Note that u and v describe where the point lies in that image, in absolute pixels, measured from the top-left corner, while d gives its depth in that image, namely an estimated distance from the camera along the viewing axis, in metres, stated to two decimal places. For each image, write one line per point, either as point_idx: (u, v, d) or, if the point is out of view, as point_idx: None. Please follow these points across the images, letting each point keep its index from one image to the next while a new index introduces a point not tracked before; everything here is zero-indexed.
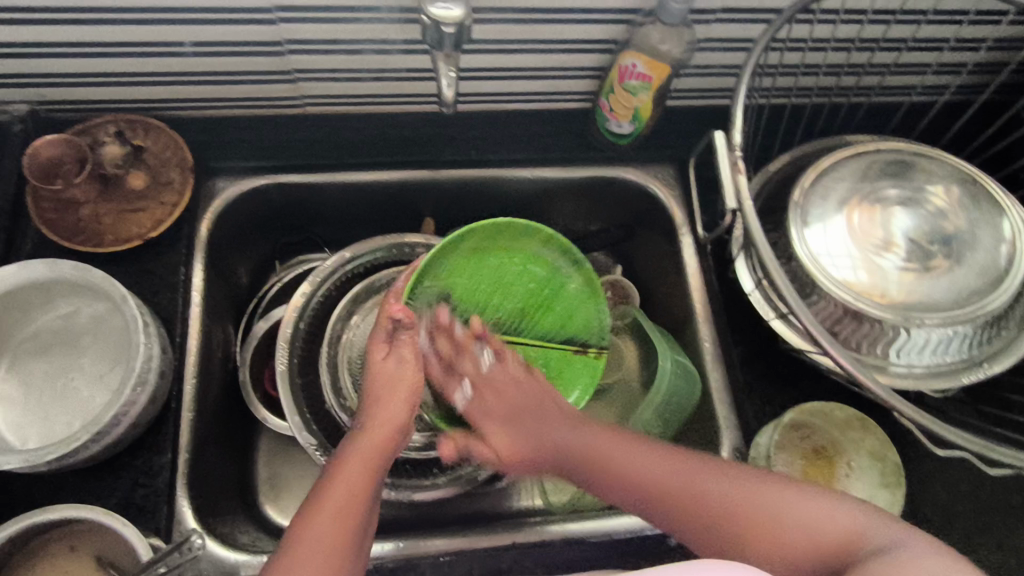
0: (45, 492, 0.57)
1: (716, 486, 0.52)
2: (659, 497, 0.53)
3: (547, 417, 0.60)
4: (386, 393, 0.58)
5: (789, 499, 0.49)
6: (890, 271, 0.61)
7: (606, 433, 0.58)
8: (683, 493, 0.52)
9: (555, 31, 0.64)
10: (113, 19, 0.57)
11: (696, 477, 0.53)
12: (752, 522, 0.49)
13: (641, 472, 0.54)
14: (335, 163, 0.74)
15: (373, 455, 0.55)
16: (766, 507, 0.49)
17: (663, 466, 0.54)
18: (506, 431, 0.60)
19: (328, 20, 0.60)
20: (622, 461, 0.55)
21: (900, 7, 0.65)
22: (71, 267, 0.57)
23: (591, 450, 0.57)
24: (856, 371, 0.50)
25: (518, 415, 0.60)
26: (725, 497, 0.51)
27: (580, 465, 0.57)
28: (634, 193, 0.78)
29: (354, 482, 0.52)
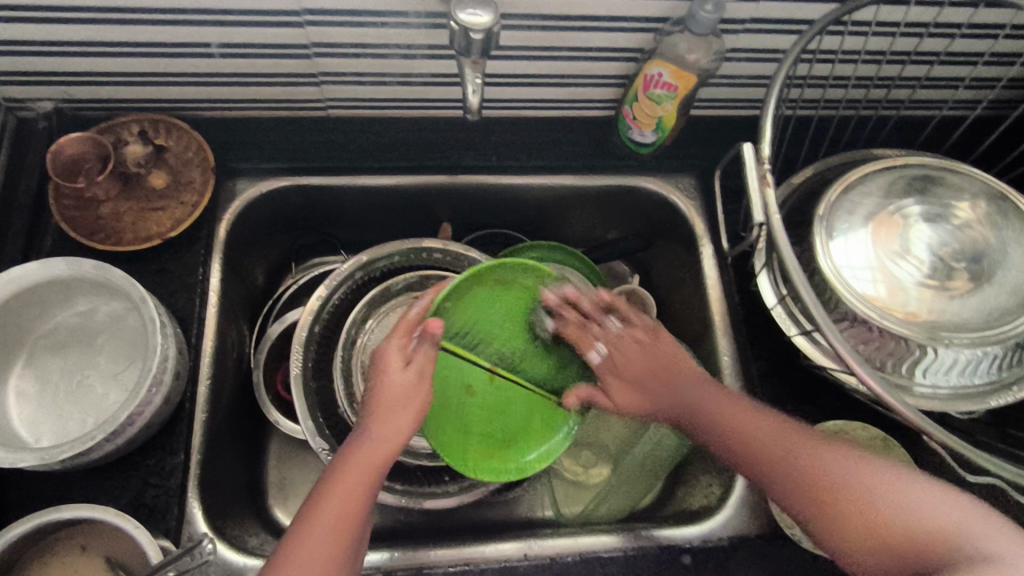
0: (57, 489, 0.57)
1: (821, 459, 0.52)
2: (745, 453, 0.56)
3: (681, 386, 0.62)
4: (392, 404, 0.54)
5: (879, 481, 0.49)
6: (918, 289, 0.60)
7: (724, 399, 0.59)
8: (784, 464, 0.53)
9: (581, 38, 0.63)
10: (141, 19, 0.58)
11: (803, 449, 0.53)
12: (835, 498, 0.50)
13: (748, 435, 0.56)
14: (356, 166, 0.73)
15: (371, 468, 0.53)
16: (853, 483, 0.50)
17: (758, 431, 0.56)
18: (643, 380, 0.64)
19: (355, 25, 0.60)
20: (736, 424, 0.57)
21: (934, 19, 0.63)
22: (91, 266, 0.57)
23: (708, 413, 0.59)
24: (883, 391, 0.49)
25: (651, 376, 0.64)
26: (830, 476, 0.51)
27: (703, 422, 0.60)
28: (654, 203, 0.77)
29: (352, 486, 0.52)
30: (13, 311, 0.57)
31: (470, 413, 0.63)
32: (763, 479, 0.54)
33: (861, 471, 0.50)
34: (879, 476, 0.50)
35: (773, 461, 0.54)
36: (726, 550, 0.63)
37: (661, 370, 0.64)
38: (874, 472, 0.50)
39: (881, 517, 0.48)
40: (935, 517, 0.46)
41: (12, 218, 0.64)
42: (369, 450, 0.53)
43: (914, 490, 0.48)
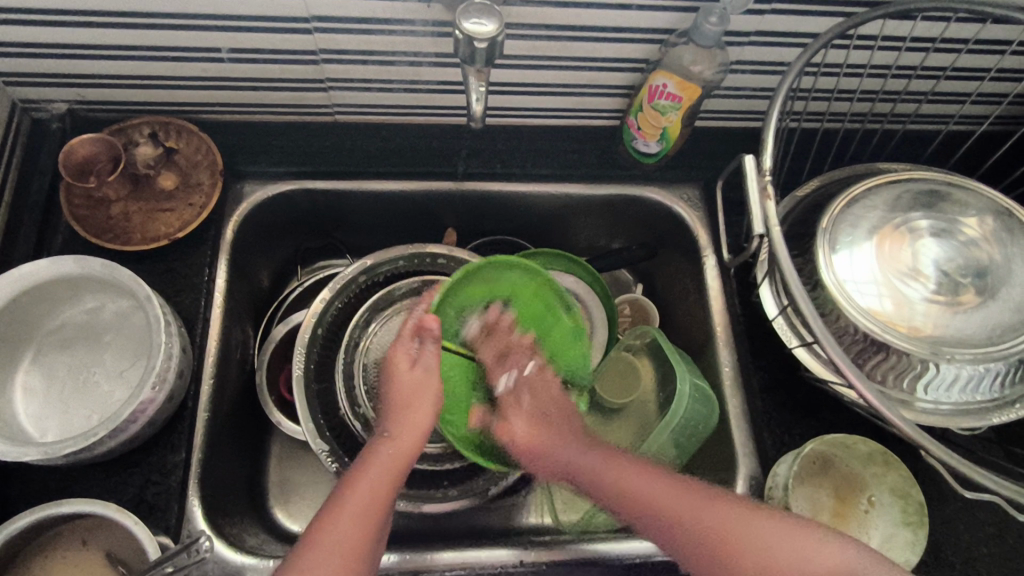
0: (61, 484, 0.57)
1: (699, 513, 0.57)
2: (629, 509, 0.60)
3: (564, 432, 0.66)
4: (413, 402, 0.59)
5: (784, 542, 0.55)
6: (920, 304, 0.60)
7: (611, 460, 0.63)
8: (707, 540, 0.56)
9: (587, 48, 0.64)
10: (154, 24, 0.59)
11: (706, 510, 0.58)
12: (722, 528, 0.56)
13: (653, 497, 0.59)
14: (362, 171, 0.74)
15: (394, 467, 0.56)
16: (742, 528, 0.56)
17: (682, 503, 0.58)
18: (536, 424, 0.66)
19: (363, 32, 0.61)
20: (630, 488, 0.61)
21: (940, 34, 0.63)
22: (99, 265, 0.58)
23: (592, 471, 0.63)
24: (880, 405, 0.48)
25: (551, 423, 0.66)
26: (739, 535, 0.56)
27: (588, 481, 0.63)
28: (658, 213, 0.77)
29: (376, 488, 0.54)
30: (22, 307, 0.58)
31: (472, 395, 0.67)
32: (650, 519, 0.59)
33: (744, 516, 0.57)
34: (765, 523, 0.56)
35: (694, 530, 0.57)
36: None
37: (557, 421, 0.66)
38: (776, 527, 0.55)
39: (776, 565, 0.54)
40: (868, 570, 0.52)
41: (24, 217, 0.66)
42: (391, 447, 0.57)
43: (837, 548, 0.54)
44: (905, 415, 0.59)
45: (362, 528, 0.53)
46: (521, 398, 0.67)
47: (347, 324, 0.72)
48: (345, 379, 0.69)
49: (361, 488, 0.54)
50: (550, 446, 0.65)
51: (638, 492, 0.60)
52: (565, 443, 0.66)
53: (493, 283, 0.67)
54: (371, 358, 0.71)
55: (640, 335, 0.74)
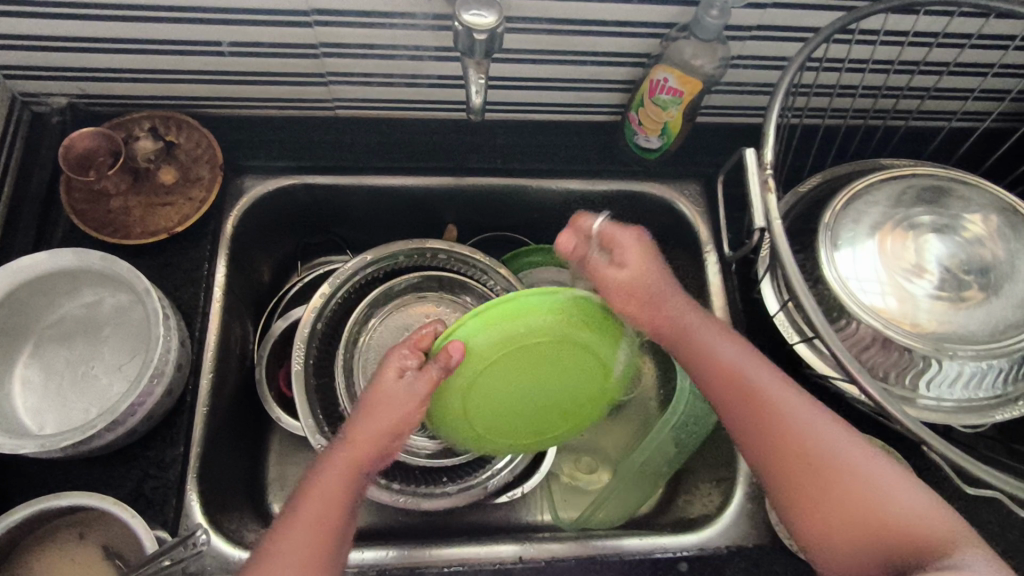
0: (59, 477, 0.57)
1: (785, 416, 0.54)
2: (723, 380, 0.57)
3: (664, 289, 0.61)
4: (375, 410, 0.56)
5: (869, 464, 0.51)
6: (922, 300, 0.59)
7: (709, 322, 0.60)
8: (789, 444, 0.53)
9: (588, 42, 0.64)
10: (154, 17, 0.59)
11: (790, 402, 0.54)
12: (803, 446, 0.52)
13: (732, 368, 0.57)
14: (363, 166, 0.74)
15: (352, 468, 0.55)
16: (808, 425, 0.53)
17: (775, 389, 0.55)
18: (644, 297, 0.60)
19: (363, 25, 0.60)
20: (707, 357, 0.58)
21: (944, 29, 0.63)
22: (98, 258, 0.57)
23: (682, 326, 0.60)
24: (881, 400, 0.48)
25: (651, 297, 0.60)
26: (816, 444, 0.52)
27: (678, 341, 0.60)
28: (659, 209, 0.77)
29: (331, 491, 0.53)
30: (20, 300, 0.58)
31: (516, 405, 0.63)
32: (740, 411, 0.55)
33: (815, 420, 0.54)
34: (866, 465, 0.51)
35: (758, 411, 0.55)
36: (724, 558, 0.62)
37: (654, 288, 0.60)
38: (839, 433, 0.53)
39: (876, 515, 0.49)
40: (925, 519, 0.48)
41: (24, 211, 0.66)
42: (348, 454, 0.55)
43: (898, 484, 0.50)
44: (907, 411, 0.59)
45: (320, 527, 0.51)
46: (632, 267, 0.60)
47: (345, 319, 0.72)
48: (345, 374, 0.70)
49: (325, 484, 0.53)
50: (659, 292, 0.60)
51: (758, 392, 0.55)
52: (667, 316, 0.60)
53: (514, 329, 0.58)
54: (371, 352, 0.72)
55: None
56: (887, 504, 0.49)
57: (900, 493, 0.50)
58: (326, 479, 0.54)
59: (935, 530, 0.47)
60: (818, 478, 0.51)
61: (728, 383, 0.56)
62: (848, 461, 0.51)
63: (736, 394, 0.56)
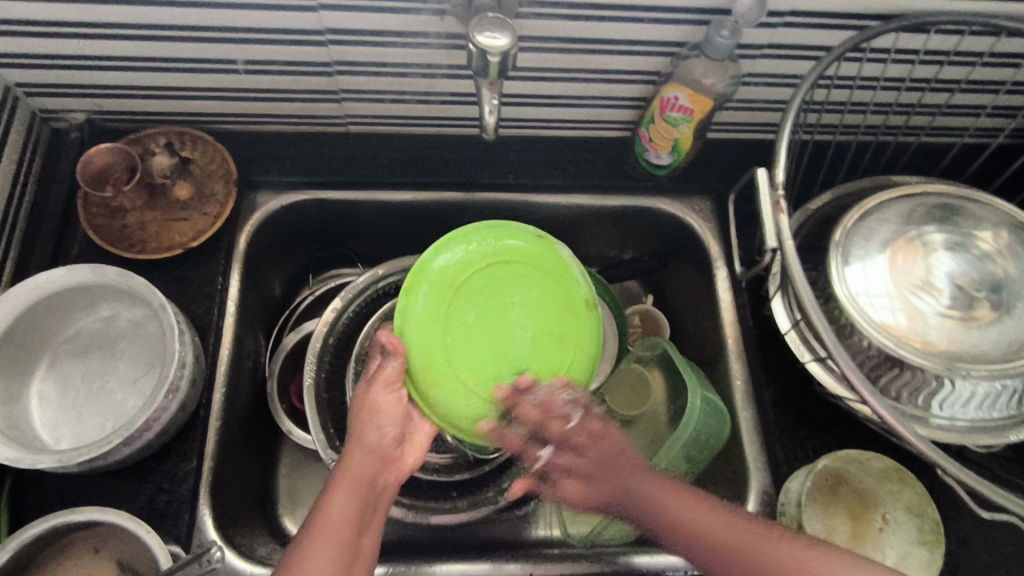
0: (74, 490, 0.58)
1: (772, 555, 0.47)
2: (710, 539, 0.50)
3: (621, 486, 0.56)
4: (369, 426, 0.57)
5: (796, 545, 0.48)
6: (934, 319, 0.59)
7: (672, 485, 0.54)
8: (725, 554, 0.49)
9: (599, 61, 0.64)
10: (172, 37, 0.60)
11: (748, 539, 0.49)
12: (733, 543, 0.49)
13: (705, 527, 0.51)
14: (375, 181, 0.74)
15: (359, 481, 0.54)
16: (737, 534, 0.49)
17: (686, 505, 0.52)
18: (589, 460, 0.58)
19: (377, 44, 0.61)
20: (687, 512, 0.52)
21: (955, 47, 0.63)
22: (115, 274, 0.58)
23: (659, 508, 0.53)
24: (894, 422, 0.48)
25: (605, 472, 0.57)
26: (787, 566, 0.47)
27: (658, 516, 0.53)
28: (669, 224, 0.77)
29: (342, 509, 0.52)
30: (38, 315, 0.59)
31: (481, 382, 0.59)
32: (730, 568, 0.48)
33: (737, 524, 0.50)
34: (808, 556, 0.47)
35: (682, 529, 0.51)
36: None
37: (620, 464, 0.57)
38: (770, 537, 0.49)
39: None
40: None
41: (42, 225, 0.67)
42: (352, 468, 0.55)
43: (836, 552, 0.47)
44: (919, 431, 0.59)
45: (340, 535, 0.50)
46: (584, 422, 0.59)
47: (358, 332, 0.71)
48: (355, 388, 0.69)
49: (336, 502, 0.52)
50: (619, 466, 0.57)
51: (666, 505, 0.53)
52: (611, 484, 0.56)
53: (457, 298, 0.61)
54: None
55: (651, 345, 0.74)
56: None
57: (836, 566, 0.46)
58: (337, 493, 0.53)
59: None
60: None
61: (641, 508, 0.54)
62: (780, 554, 0.48)
63: (661, 520, 0.52)
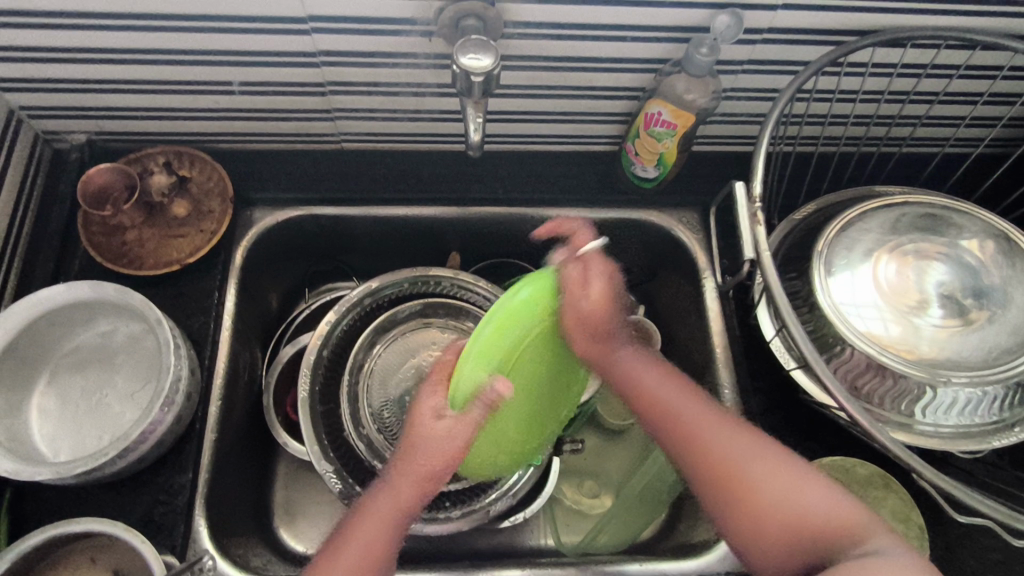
0: (73, 502, 0.59)
1: (732, 457, 0.54)
2: (676, 431, 0.57)
3: (612, 337, 0.63)
4: (434, 449, 0.57)
5: (784, 472, 0.52)
6: (916, 326, 0.60)
7: (662, 375, 0.62)
8: (689, 449, 0.56)
9: (584, 78, 0.66)
10: (169, 60, 0.62)
11: (726, 441, 0.55)
12: (701, 438, 0.56)
13: (684, 415, 0.58)
14: (368, 197, 0.76)
15: (410, 490, 0.57)
16: (707, 435, 0.56)
17: (659, 385, 0.61)
18: (592, 337, 0.62)
19: (368, 65, 0.63)
20: (669, 402, 0.59)
21: (931, 61, 0.65)
22: (113, 290, 0.60)
23: (640, 390, 0.61)
24: (869, 426, 0.49)
25: (603, 329, 0.62)
26: (744, 468, 0.53)
27: (633, 396, 0.62)
28: (657, 235, 0.78)
29: (388, 511, 0.55)
30: (39, 330, 0.60)
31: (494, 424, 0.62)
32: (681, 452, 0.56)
33: (718, 431, 0.56)
34: (776, 475, 0.52)
35: (661, 416, 0.59)
36: None
37: (609, 332, 0.63)
38: (742, 443, 0.55)
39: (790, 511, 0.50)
40: (831, 517, 0.49)
41: (43, 243, 0.68)
42: (402, 480, 0.57)
43: (812, 484, 0.51)
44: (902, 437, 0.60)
45: (379, 541, 0.54)
46: (591, 270, 0.61)
47: (351, 346, 0.73)
48: (350, 400, 0.71)
49: (380, 503, 0.56)
50: (612, 329, 0.63)
51: (660, 398, 0.60)
52: (592, 348, 0.63)
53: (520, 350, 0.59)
54: (374, 380, 0.73)
55: None
56: (800, 507, 0.50)
57: (808, 493, 0.50)
58: (380, 504, 0.56)
59: (847, 520, 0.48)
60: (754, 498, 0.52)
61: (633, 385, 0.62)
62: (754, 463, 0.53)
63: (637, 398, 0.61)
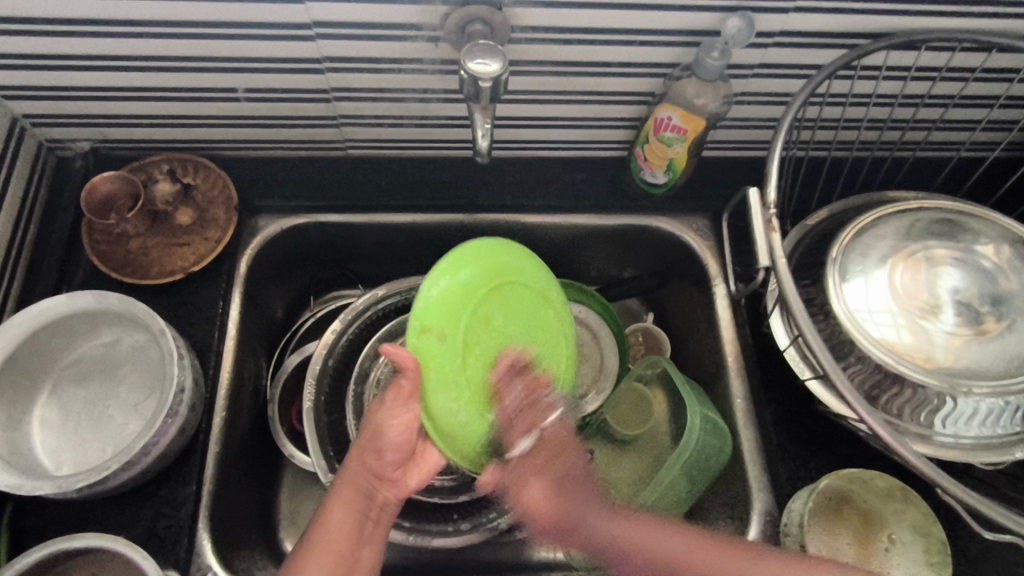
0: (74, 516, 0.58)
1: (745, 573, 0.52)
2: (674, 569, 0.53)
3: (586, 497, 0.59)
4: (376, 435, 0.58)
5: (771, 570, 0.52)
6: (936, 335, 0.58)
7: (640, 521, 0.57)
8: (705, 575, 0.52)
9: (593, 83, 0.65)
10: (174, 67, 0.61)
11: (739, 568, 0.52)
12: (681, 559, 0.53)
13: (670, 556, 0.54)
14: (374, 205, 0.75)
15: (357, 483, 0.58)
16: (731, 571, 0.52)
17: (688, 550, 0.54)
18: (562, 495, 0.58)
19: (373, 71, 0.62)
20: (653, 544, 0.54)
21: (946, 64, 0.64)
22: (117, 299, 0.59)
23: (624, 541, 0.55)
24: (890, 439, 0.48)
25: (573, 481, 0.59)
26: None
27: (617, 557, 0.55)
28: (667, 242, 0.77)
29: (337, 526, 0.56)
30: (42, 341, 0.59)
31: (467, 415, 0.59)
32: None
33: (723, 561, 0.53)
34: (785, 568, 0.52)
35: None
36: None
37: (585, 490, 0.59)
38: (713, 553, 0.53)
39: None
40: None
41: (47, 251, 0.68)
42: (351, 480, 0.58)
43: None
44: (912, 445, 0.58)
45: (337, 550, 0.55)
46: (534, 456, 0.60)
47: (357, 355, 0.72)
48: (356, 413, 0.69)
49: (330, 520, 0.56)
50: (581, 519, 0.57)
51: (641, 545, 0.54)
52: (571, 506, 0.58)
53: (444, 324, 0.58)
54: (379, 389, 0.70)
55: (651, 364, 0.73)
56: None
57: None
58: (334, 511, 0.57)
59: None
60: None
61: (625, 557, 0.55)
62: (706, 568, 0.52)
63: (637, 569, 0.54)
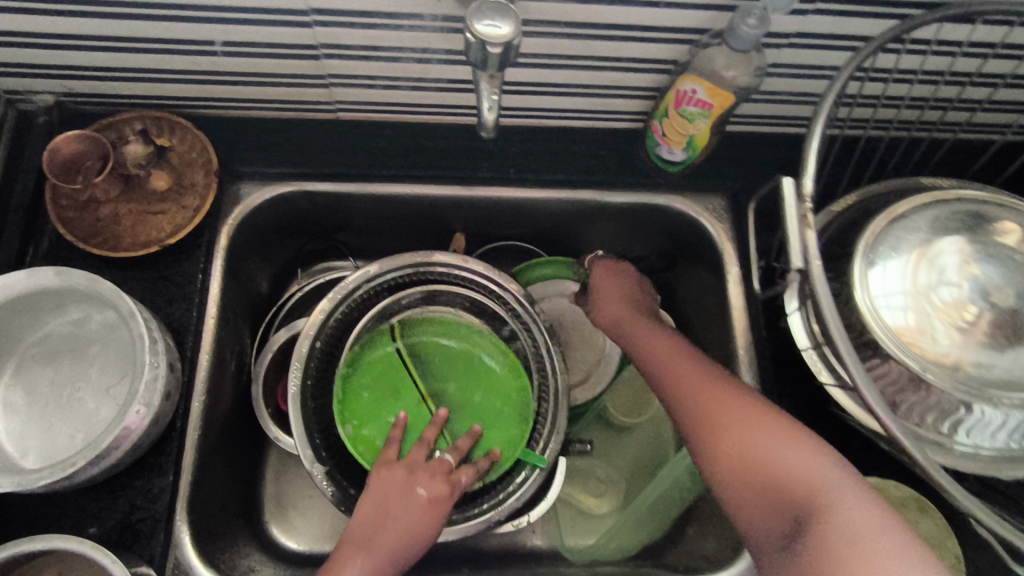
0: (44, 505, 0.55)
1: (753, 444, 0.49)
2: (700, 411, 0.54)
3: (699, 371, 0.57)
4: (399, 488, 0.58)
5: (778, 458, 0.48)
6: (971, 342, 0.54)
7: (722, 381, 0.55)
8: (723, 429, 0.51)
9: (611, 48, 0.59)
10: (142, 15, 0.54)
11: (747, 428, 0.50)
12: (761, 432, 0.50)
13: (710, 406, 0.53)
14: (366, 174, 0.70)
15: (387, 523, 0.57)
16: (739, 436, 0.50)
17: (705, 384, 0.55)
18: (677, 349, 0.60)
19: (367, 26, 0.56)
20: (711, 400, 0.54)
21: (1002, 39, 0.58)
22: (83, 277, 0.53)
23: (680, 369, 0.58)
24: (924, 463, 0.44)
25: (680, 370, 0.58)
26: (785, 472, 0.47)
27: (668, 382, 0.58)
28: (677, 222, 0.73)
29: (360, 553, 0.56)
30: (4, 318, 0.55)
31: (377, 411, 0.65)
32: (704, 440, 0.52)
33: (739, 412, 0.52)
34: (809, 460, 0.47)
35: (703, 406, 0.54)
36: None
37: (677, 359, 0.59)
38: (762, 420, 0.50)
39: (762, 474, 0.48)
40: (836, 504, 0.44)
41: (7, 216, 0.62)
42: (377, 518, 0.57)
43: (821, 462, 0.47)
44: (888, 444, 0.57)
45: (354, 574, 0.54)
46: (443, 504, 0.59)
47: (348, 333, 0.68)
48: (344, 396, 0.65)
49: (353, 539, 0.57)
50: (681, 366, 0.58)
51: (690, 373, 0.57)
52: (685, 360, 0.58)
53: (493, 413, 0.66)
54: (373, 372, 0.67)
55: None
56: (795, 476, 0.47)
57: (813, 472, 0.47)
58: (358, 531, 0.57)
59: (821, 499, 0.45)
60: (757, 476, 0.48)
61: (674, 376, 0.57)
62: (770, 456, 0.48)
63: (674, 383, 0.57)
